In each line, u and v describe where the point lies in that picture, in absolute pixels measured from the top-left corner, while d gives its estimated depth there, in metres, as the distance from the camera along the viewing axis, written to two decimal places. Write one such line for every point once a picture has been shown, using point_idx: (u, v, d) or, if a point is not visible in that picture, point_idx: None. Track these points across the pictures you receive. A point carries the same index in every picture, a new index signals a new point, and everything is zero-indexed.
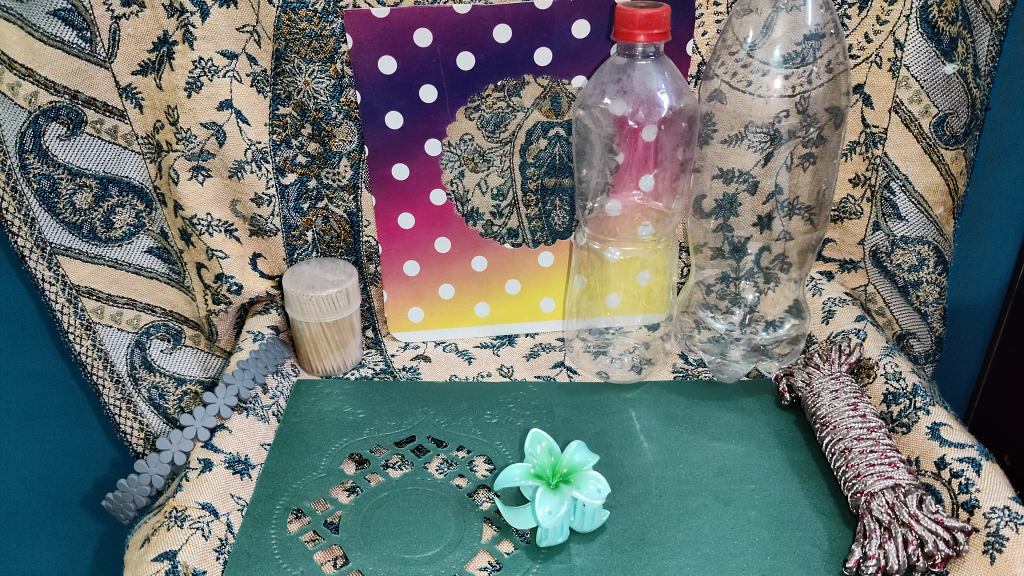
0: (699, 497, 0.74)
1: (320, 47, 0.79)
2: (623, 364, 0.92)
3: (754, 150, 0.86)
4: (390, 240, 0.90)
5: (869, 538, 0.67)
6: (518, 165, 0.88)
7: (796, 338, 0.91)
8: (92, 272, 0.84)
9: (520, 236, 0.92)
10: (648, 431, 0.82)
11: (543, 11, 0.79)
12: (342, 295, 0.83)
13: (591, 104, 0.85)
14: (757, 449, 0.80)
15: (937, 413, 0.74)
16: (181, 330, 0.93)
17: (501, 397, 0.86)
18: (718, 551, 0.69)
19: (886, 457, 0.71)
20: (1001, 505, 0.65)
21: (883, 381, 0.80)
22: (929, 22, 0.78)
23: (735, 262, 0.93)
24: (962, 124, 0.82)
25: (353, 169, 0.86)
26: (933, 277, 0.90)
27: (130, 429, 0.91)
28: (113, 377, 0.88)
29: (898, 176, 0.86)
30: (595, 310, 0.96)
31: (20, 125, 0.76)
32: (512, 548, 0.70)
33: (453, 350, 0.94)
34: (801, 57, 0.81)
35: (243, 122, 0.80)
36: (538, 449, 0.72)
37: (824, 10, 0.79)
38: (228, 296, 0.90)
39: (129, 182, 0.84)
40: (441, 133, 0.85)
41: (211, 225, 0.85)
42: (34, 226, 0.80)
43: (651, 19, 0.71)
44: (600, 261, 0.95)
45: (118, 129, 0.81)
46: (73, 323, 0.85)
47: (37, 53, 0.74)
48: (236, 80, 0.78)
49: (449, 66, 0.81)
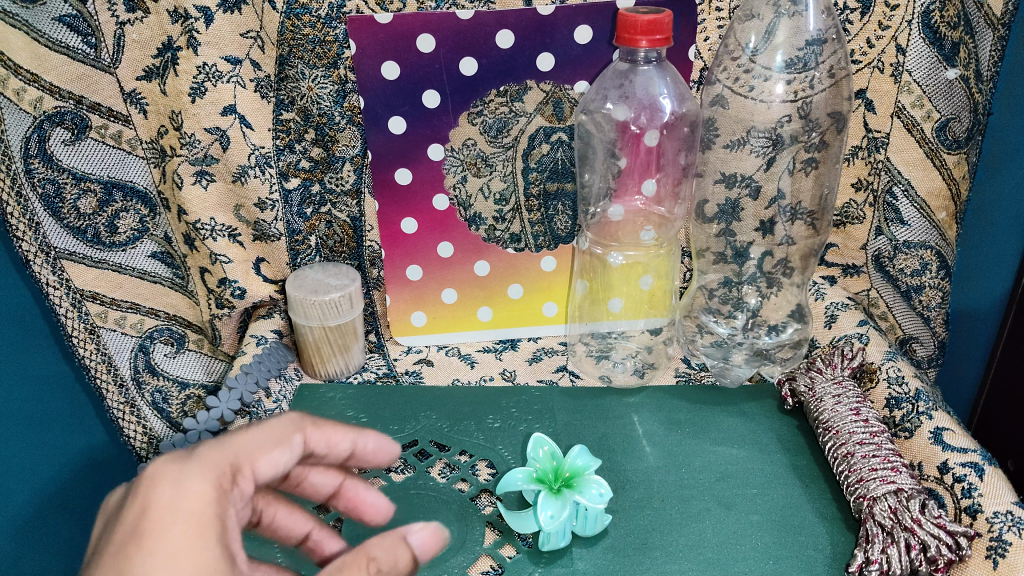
0: (701, 501, 0.74)
1: (323, 52, 0.79)
2: (626, 368, 0.92)
3: (755, 155, 0.86)
4: (392, 244, 0.90)
5: (871, 543, 0.67)
6: (521, 169, 0.88)
7: (798, 342, 0.91)
8: (96, 277, 0.85)
9: (523, 241, 0.92)
10: (650, 435, 0.82)
11: (545, 17, 0.79)
12: (344, 299, 0.83)
13: (593, 109, 0.86)
14: (760, 454, 0.80)
15: (939, 418, 0.74)
16: (184, 334, 0.93)
17: (504, 401, 0.87)
18: (720, 555, 0.69)
19: (889, 461, 0.71)
20: (1003, 510, 0.65)
21: (885, 385, 0.79)
22: (930, 27, 0.78)
23: (738, 267, 0.93)
24: (964, 129, 0.82)
25: (356, 173, 0.86)
26: (935, 281, 0.89)
27: (133, 434, 0.89)
28: (116, 381, 0.88)
29: (900, 181, 0.85)
30: (598, 315, 0.96)
31: (25, 130, 0.76)
32: (514, 552, 0.70)
33: (456, 354, 0.94)
34: (802, 62, 0.81)
35: (246, 128, 0.81)
36: (540, 454, 0.73)
37: (825, 15, 0.79)
38: (231, 300, 0.90)
39: (133, 187, 0.84)
40: (444, 138, 0.85)
41: (215, 230, 0.86)
42: (38, 230, 0.79)
43: (652, 25, 0.72)
44: (602, 265, 0.95)
45: (122, 134, 0.81)
46: (77, 327, 0.85)
47: (42, 59, 0.75)
48: (240, 85, 0.78)
49: (451, 72, 0.81)
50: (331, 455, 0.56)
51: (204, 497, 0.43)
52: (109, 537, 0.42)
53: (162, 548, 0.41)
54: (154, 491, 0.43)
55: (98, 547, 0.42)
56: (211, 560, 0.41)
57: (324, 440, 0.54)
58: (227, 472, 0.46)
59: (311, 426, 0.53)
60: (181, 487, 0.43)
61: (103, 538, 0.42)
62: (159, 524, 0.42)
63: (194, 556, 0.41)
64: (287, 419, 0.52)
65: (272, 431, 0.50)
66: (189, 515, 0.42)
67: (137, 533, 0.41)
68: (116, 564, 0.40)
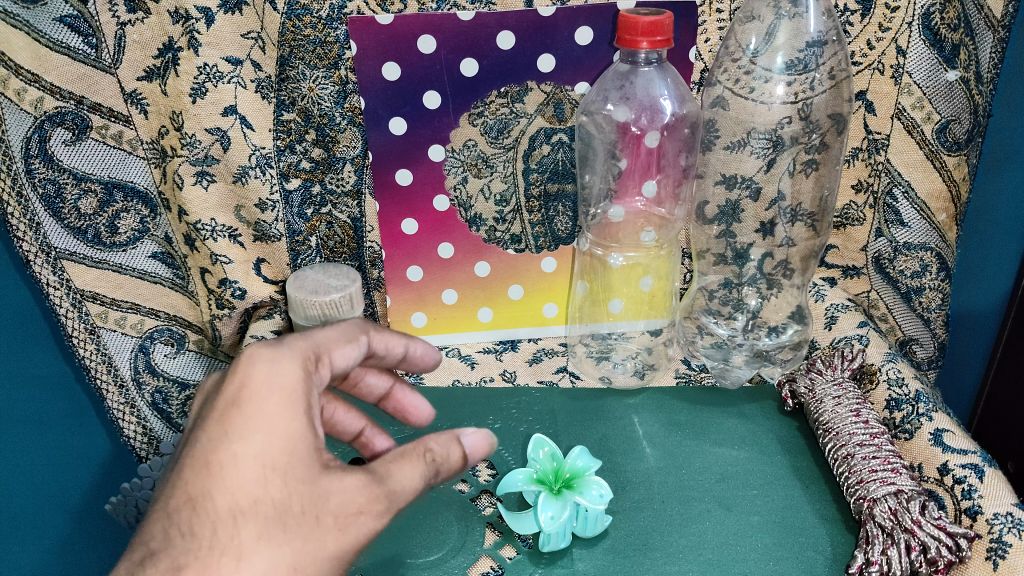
0: (701, 502, 0.74)
1: (324, 53, 0.79)
2: (626, 369, 0.92)
3: (756, 156, 0.86)
4: (392, 245, 0.90)
5: (871, 544, 0.67)
6: (521, 171, 0.88)
7: (799, 343, 0.91)
8: (96, 277, 0.85)
9: (523, 242, 0.92)
10: (650, 437, 0.82)
11: (546, 18, 0.79)
12: (344, 300, 0.82)
13: (594, 111, 0.86)
14: (760, 455, 0.80)
15: (939, 419, 0.74)
16: (184, 334, 0.92)
17: (504, 402, 0.87)
18: (721, 557, 0.69)
19: (889, 462, 0.71)
20: (1004, 511, 0.64)
21: (885, 387, 0.79)
22: (930, 29, 0.78)
23: (738, 268, 0.93)
24: (964, 131, 0.82)
25: (357, 174, 0.86)
26: (935, 283, 0.90)
27: (133, 434, 0.91)
28: (116, 381, 0.89)
29: (901, 182, 0.86)
30: (598, 316, 0.96)
31: (26, 131, 0.77)
32: (515, 553, 0.70)
33: (456, 355, 0.94)
34: (803, 64, 0.81)
35: (247, 128, 0.81)
36: (541, 454, 0.73)
37: (825, 17, 0.79)
38: (231, 301, 0.90)
39: (134, 187, 0.84)
40: (444, 139, 0.85)
41: (215, 230, 0.86)
42: (39, 230, 0.80)
43: (653, 26, 0.72)
44: (603, 266, 0.96)
45: (122, 134, 0.81)
46: (78, 327, 0.86)
47: (43, 59, 0.75)
48: (240, 85, 0.78)
49: (452, 73, 0.81)
50: (389, 357, 0.66)
51: (294, 378, 0.51)
52: (213, 404, 0.49)
53: (259, 416, 0.48)
54: (252, 369, 0.50)
55: (203, 410, 0.51)
56: (300, 428, 0.49)
57: (384, 343, 0.64)
58: (311, 359, 0.54)
59: (373, 330, 0.63)
60: (274, 368, 0.50)
61: (206, 404, 0.51)
62: (256, 397, 0.49)
63: (287, 424, 0.49)
64: (354, 323, 0.61)
65: (343, 331, 0.59)
66: (281, 389, 0.50)
67: (238, 402, 0.49)
68: (221, 427, 0.48)
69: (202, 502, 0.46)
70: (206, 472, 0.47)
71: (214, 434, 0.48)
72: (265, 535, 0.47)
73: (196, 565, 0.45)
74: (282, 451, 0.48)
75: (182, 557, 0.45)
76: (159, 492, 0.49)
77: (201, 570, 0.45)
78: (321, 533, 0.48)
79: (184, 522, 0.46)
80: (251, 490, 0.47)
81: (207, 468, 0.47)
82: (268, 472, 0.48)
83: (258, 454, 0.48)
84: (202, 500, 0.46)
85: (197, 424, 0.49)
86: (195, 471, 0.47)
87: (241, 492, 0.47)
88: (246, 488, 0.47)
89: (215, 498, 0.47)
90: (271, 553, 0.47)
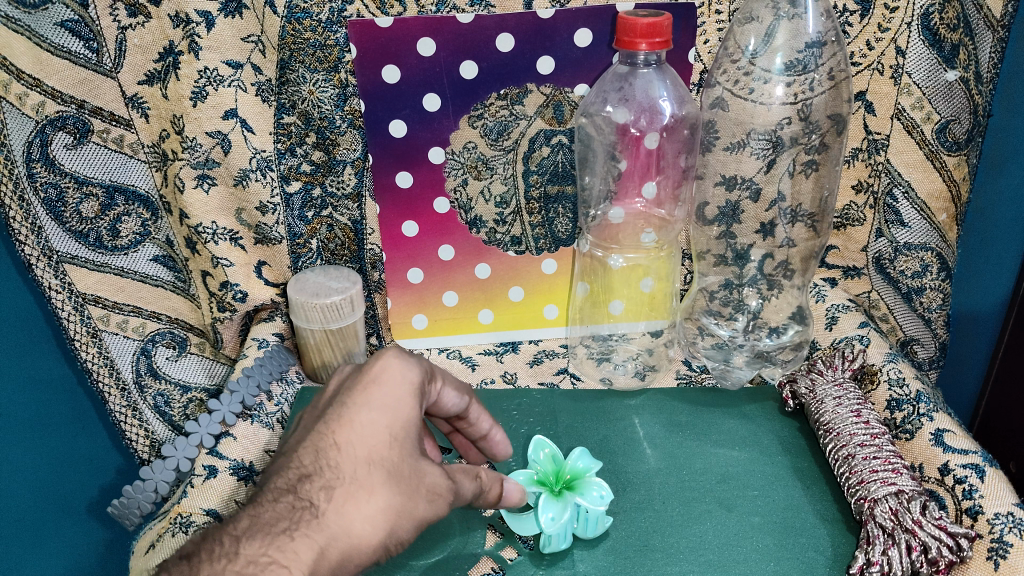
0: (702, 503, 0.74)
1: (324, 56, 0.79)
2: (627, 370, 0.92)
3: (755, 157, 0.86)
4: (393, 247, 0.90)
5: (872, 545, 0.67)
6: (522, 172, 0.88)
7: (800, 344, 0.91)
8: (98, 280, 0.84)
9: (523, 244, 0.92)
10: (651, 438, 0.82)
11: (545, 20, 0.79)
12: (345, 302, 0.83)
13: (593, 113, 0.86)
14: (761, 455, 0.80)
15: (940, 419, 0.73)
16: (186, 337, 0.92)
17: (505, 404, 0.87)
18: (721, 557, 0.69)
19: (889, 462, 0.71)
20: (1005, 511, 0.64)
21: (886, 388, 0.79)
22: (929, 29, 0.78)
23: (739, 268, 0.93)
24: (964, 130, 0.82)
25: (357, 177, 0.86)
26: (936, 283, 0.90)
27: (134, 436, 0.88)
28: (118, 385, 0.87)
29: (901, 182, 0.86)
30: (598, 317, 0.96)
31: (28, 135, 0.77)
32: (516, 555, 0.70)
33: (457, 357, 0.94)
34: (802, 65, 0.81)
35: (248, 131, 0.81)
36: (541, 456, 0.74)
37: (824, 17, 0.79)
38: (233, 304, 0.90)
39: (134, 191, 0.84)
40: (444, 141, 0.85)
41: (216, 233, 0.86)
42: (41, 235, 0.80)
43: (652, 27, 0.72)
44: (603, 267, 0.96)
45: (123, 138, 0.81)
46: (79, 330, 0.85)
47: (45, 64, 0.75)
48: (241, 89, 0.79)
49: (451, 75, 0.81)
50: (473, 429, 0.71)
51: (419, 374, 0.60)
52: (354, 379, 0.59)
53: (392, 394, 0.58)
54: (389, 359, 0.60)
55: (344, 384, 0.60)
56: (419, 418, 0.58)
57: (477, 416, 0.70)
58: (430, 372, 0.63)
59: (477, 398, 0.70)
60: (404, 362, 0.60)
61: (347, 381, 0.60)
62: (393, 382, 0.58)
63: (411, 411, 0.58)
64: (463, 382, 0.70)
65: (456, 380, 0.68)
66: (411, 384, 0.59)
67: (376, 380, 0.58)
68: (363, 397, 0.57)
69: (345, 448, 0.55)
70: (349, 427, 0.56)
71: (356, 400, 0.57)
72: (386, 484, 0.55)
73: (343, 489, 0.54)
74: (404, 428, 0.57)
75: (333, 480, 0.54)
76: (304, 436, 0.58)
77: (344, 494, 0.54)
78: (418, 497, 0.56)
79: (329, 459, 0.55)
80: (378, 451, 0.56)
81: (350, 423, 0.56)
82: (393, 441, 0.56)
83: (389, 422, 0.57)
84: (346, 447, 0.55)
85: (342, 392, 0.59)
86: (340, 425, 0.56)
87: (373, 449, 0.56)
88: (377, 447, 0.56)
89: (353, 447, 0.55)
90: (389, 496, 0.55)
